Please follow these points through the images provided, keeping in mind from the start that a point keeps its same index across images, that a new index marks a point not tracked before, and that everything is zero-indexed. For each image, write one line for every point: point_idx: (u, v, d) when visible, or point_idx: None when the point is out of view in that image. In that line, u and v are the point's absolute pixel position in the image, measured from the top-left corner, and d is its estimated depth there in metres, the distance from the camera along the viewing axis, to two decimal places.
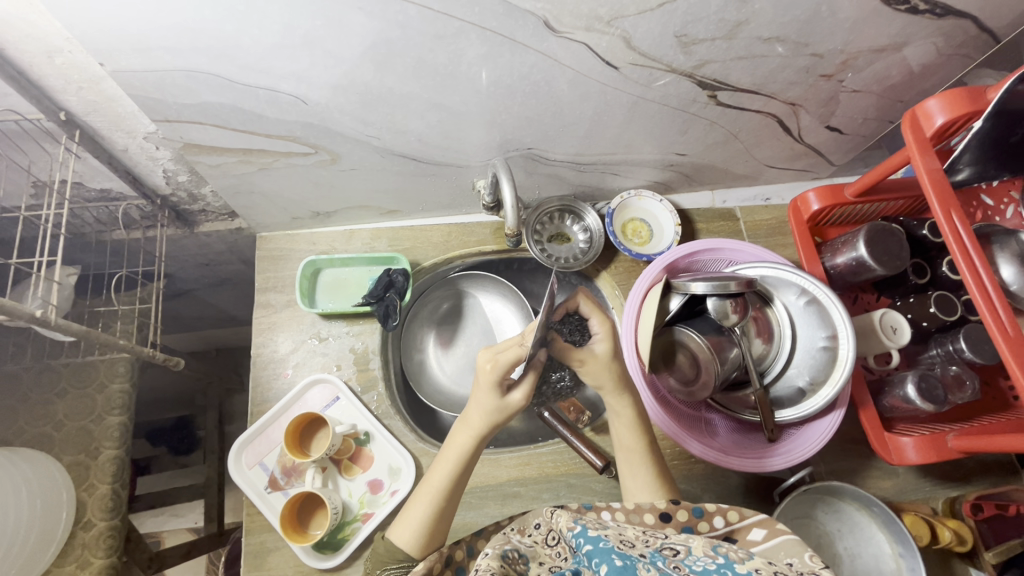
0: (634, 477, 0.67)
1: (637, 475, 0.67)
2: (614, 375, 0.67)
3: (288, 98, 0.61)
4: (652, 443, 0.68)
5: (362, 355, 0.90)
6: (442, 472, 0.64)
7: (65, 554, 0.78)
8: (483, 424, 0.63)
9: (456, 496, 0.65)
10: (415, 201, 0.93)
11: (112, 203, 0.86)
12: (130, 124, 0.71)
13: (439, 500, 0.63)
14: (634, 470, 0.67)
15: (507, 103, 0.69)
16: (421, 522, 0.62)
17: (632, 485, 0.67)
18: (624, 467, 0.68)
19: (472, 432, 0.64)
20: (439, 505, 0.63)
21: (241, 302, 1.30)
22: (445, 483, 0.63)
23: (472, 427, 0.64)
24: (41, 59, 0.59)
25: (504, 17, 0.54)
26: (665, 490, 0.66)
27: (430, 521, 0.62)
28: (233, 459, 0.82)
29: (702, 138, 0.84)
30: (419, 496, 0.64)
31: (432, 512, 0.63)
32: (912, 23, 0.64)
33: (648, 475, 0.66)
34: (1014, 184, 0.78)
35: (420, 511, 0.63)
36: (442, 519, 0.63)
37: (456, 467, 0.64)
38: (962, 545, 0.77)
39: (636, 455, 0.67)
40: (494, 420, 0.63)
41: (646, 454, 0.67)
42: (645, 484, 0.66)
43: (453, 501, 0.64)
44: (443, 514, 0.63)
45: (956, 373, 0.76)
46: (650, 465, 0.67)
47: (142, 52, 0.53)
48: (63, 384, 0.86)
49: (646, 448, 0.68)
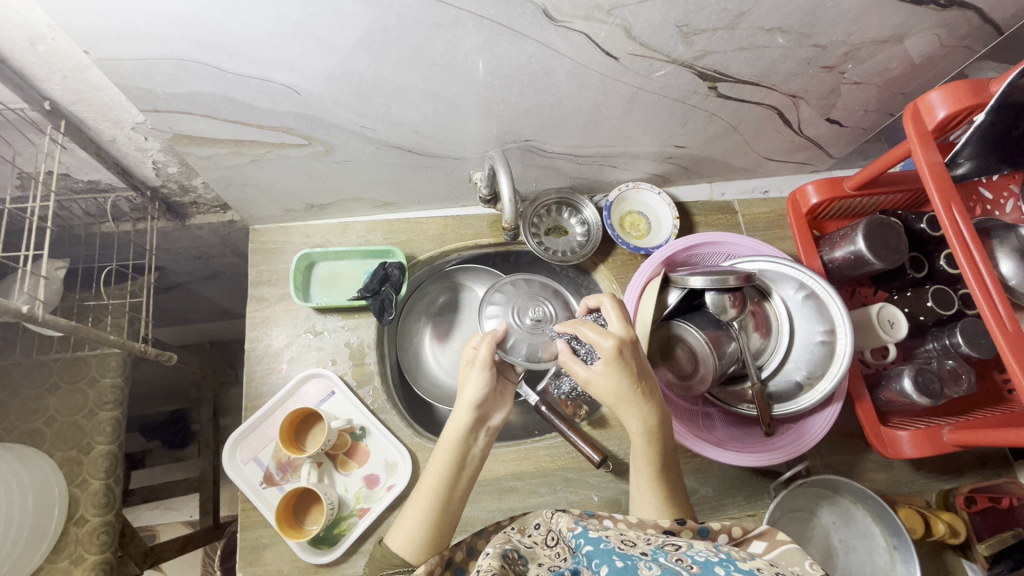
0: (639, 491, 0.63)
1: (644, 491, 0.62)
2: (625, 400, 0.61)
3: (281, 88, 0.60)
4: (666, 457, 0.62)
5: (357, 350, 0.89)
6: (433, 474, 0.65)
7: (58, 551, 0.77)
8: (463, 413, 0.67)
9: (451, 499, 0.64)
10: (412, 193, 0.92)
11: (100, 194, 0.84)
12: (117, 114, 0.69)
13: (431, 504, 0.63)
14: (639, 484, 0.63)
15: (505, 94, 0.68)
16: (417, 531, 0.62)
17: (638, 498, 0.63)
18: (635, 475, 0.63)
19: (455, 425, 0.66)
20: (433, 509, 0.63)
21: (235, 295, 1.29)
22: (433, 482, 0.64)
23: (453, 419, 0.67)
24: (24, 46, 0.57)
25: (502, 5, 0.53)
26: (674, 510, 0.61)
27: (427, 529, 0.62)
28: (227, 454, 0.81)
29: (702, 130, 0.83)
30: (413, 505, 0.64)
31: (428, 518, 0.62)
32: (915, 14, 0.63)
33: (655, 494, 0.62)
34: (1014, 178, 0.77)
35: (415, 517, 0.63)
36: (441, 527, 0.63)
37: (446, 469, 0.65)
38: (955, 538, 0.78)
39: (646, 473, 0.62)
40: (468, 400, 0.67)
41: (660, 473, 0.62)
42: (652, 502, 0.61)
43: (450, 506, 0.64)
44: (441, 521, 0.63)
45: (952, 367, 0.76)
46: (663, 482, 0.62)
47: (128, 40, 0.51)
48: (53, 379, 0.85)
49: (661, 468, 0.62)
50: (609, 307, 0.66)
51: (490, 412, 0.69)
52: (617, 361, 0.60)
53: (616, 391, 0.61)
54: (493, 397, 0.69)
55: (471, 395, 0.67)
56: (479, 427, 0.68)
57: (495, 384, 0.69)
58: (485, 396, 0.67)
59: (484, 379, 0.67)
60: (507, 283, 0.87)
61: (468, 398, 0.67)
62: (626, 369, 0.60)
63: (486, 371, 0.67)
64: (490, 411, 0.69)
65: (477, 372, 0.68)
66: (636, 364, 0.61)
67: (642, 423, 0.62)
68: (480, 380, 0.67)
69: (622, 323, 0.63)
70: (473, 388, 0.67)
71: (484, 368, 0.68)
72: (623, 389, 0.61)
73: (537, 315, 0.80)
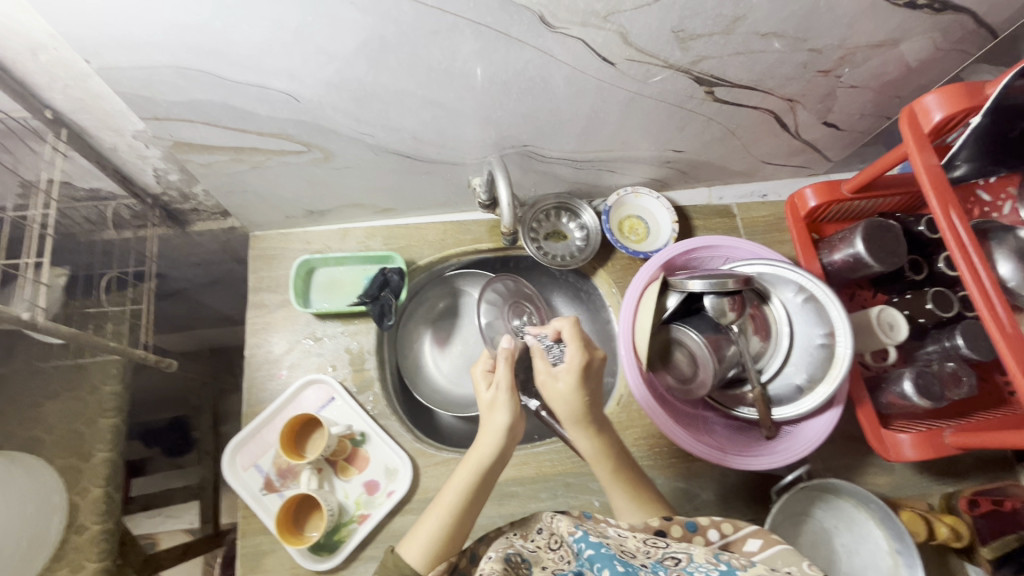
0: (612, 498, 0.66)
1: (615, 495, 0.66)
2: (571, 409, 0.66)
3: (280, 95, 0.60)
4: (622, 462, 0.67)
5: (357, 355, 0.89)
6: (454, 491, 0.65)
7: (58, 559, 0.77)
8: (495, 436, 0.66)
9: (469, 514, 0.64)
10: (410, 199, 0.92)
11: (102, 202, 0.84)
12: (118, 122, 0.69)
13: (450, 520, 0.63)
14: (610, 491, 0.67)
15: (502, 100, 0.68)
16: (431, 540, 0.61)
17: (616, 503, 0.66)
18: (602, 485, 0.67)
19: (485, 447, 0.66)
20: (449, 520, 0.63)
21: (235, 301, 1.29)
22: (456, 499, 0.64)
23: (483, 441, 0.66)
24: (26, 57, 0.58)
25: (498, 12, 0.53)
26: (651, 509, 0.64)
27: (444, 539, 0.62)
28: (227, 461, 0.81)
29: (700, 134, 0.83)
30: (430, 513, 0.64)
31: (447, 531, 0.62)
32: (910, 18, 0.63)
33: (624, 496, 0.66)
34: (1012, 179, 0.76)
35: (431, 529, 0.62)
36: (457, 537, 0.63)
37: (468, 487, 0.65)
38: (958, 541, 0.77)
39: (608, 478, 0.67)
40: (499, 423, 0.66)
41: (616, 474, 0.66)
42: (627, 504, 0.65)
43: (468, 518, 0.64)
44: (457, 532, 0.63)
45: (952, 369, 0.76)
46: (627, 483, 0.66)
47: (128, 49, 0.51)
48: (54, 385, 0.85)
49: (615, 468, 0.67)
50: (568, 330, 0.67)
51: (521, 429, 0.69)
52: (582, 374, 0.66)
53: (570, 400, 0.66)
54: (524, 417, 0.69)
55: (501, 418, 0.66)
56: (510, 448, 0.68)
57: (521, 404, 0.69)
58: (514, 419, 0.67)
59: (510, 404, 0.67)
60: (499, 282, 0.90)
61: (499, 422, 0.66)
62: (585, 383, 0.66)
63: (512, 394, 0.68)
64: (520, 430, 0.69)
65: (501, 393, 0.68)
66: (595, 380, 0.67)
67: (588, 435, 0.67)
68: (507, 402, 0.67)
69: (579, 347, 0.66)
70: (502, 412, 0.67)
71: (510, 391, 0.68)
72: (576, 395, 0.65)
73: (523, 320, 0.89)
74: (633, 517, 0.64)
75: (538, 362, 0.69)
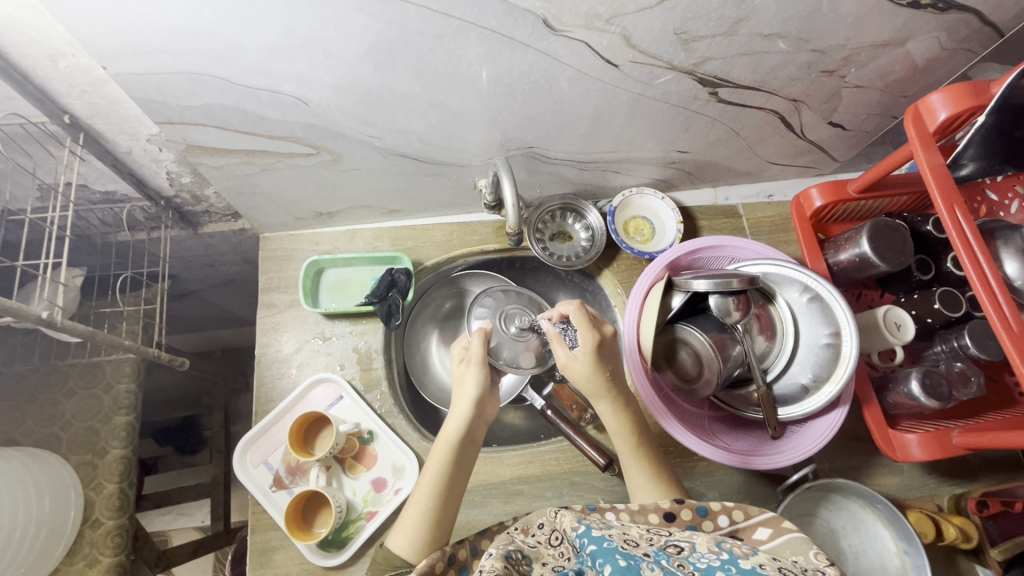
0: (630, 477, 0.68)
1: (635, 473, 0.67)
2: (597, 381, 0.69)
3: (290, 99, 0.62)
4: (643, 441, 0.69)
5: (365, 354, 0.90)
6: (431, 473, 0.66)
7: (73, 553, 0.79)
8: (464, 409, 0.69)
9: (450, 497, 0.65)
10: (417, 201, 0.94)
11: (116, 204, 0.87)
12: (133, 126, 0.71)
13: (432, 503, 0.64)
14: (629, 469, 0.68)
15: (507, 102, 0.69)
16: (417, 529, 0.63)
17: (633, 483, 0.67)
18: (623, 461, 0.69)
19: (454, 423, 0.68)
20: (433, 504, 0.64)
21: (246, 303, 1.31)
22: (433, 482, 0.65)
23: (453, 418, 0.69)
24: (45, 63, 0.60)
25: (502, 16, 0.54)
26: (667, 488, 0.65)
27: (429, 525, 0.63)
28: (238, 458, 0.82)
29: (704, 135, 0.84)
30: (415, 502, 0.65)
31: (428, 515, 0.63)
32: (914, 17, 0.64)
33: (644, 475, 0.67)
34: (1019, 180, 0.77)
35: (415, 517, 0.64)
36: (440, 521, 0.64)
37: (445, 469, 0.66)
38: (967, 542, 0.77)
39: (628, 456, 0.68)
40: (467, 395, 0.69)
41: (638, 451, 0.68)
42: (643, 483, 0.66)
43: (450, 503, 0.65)
44: (441, 519, 0.64)
45: (960, 369, 0.75)
46: (647, 462, 0.67)
47: (144, 55, 0.53)
48: (70, 384, 0.87)
49: (638, 444, 0.68)
50: (575, 314, 0.70)
51: (488, 408, 0.72)
52: (596, 354, 0.68)
53: (588, 375, 0.69)
54: (489, 396, 0.72)
55: (470, 391, 0.69)
56: (479, 426, 0.70)
57: (490, 380, 0.72)
58: (482, 393, 0.69)
59: (478, 378, 0.70)
60: (494, 292, 0.94)
61: (467, 395, 0.69)
62: (601, 362, 0.69)
63: (484, 368, 0.71)
64: (488, 409, 0.72)
65: (470, 368, 0.71)
66: (610, 358, 0.70)
67: (613, 408, 0.69)
68: (473, 375, 0.70)
69: (586, 327, 0.69)
70: (471, 384, 0.70)
71: (478, 365, 0.71)
72: (597, 369, 0.68)
73: (519, 325, 0.87)
74: (648, 497, 0.65)
75: (555, 344, 0.70)
